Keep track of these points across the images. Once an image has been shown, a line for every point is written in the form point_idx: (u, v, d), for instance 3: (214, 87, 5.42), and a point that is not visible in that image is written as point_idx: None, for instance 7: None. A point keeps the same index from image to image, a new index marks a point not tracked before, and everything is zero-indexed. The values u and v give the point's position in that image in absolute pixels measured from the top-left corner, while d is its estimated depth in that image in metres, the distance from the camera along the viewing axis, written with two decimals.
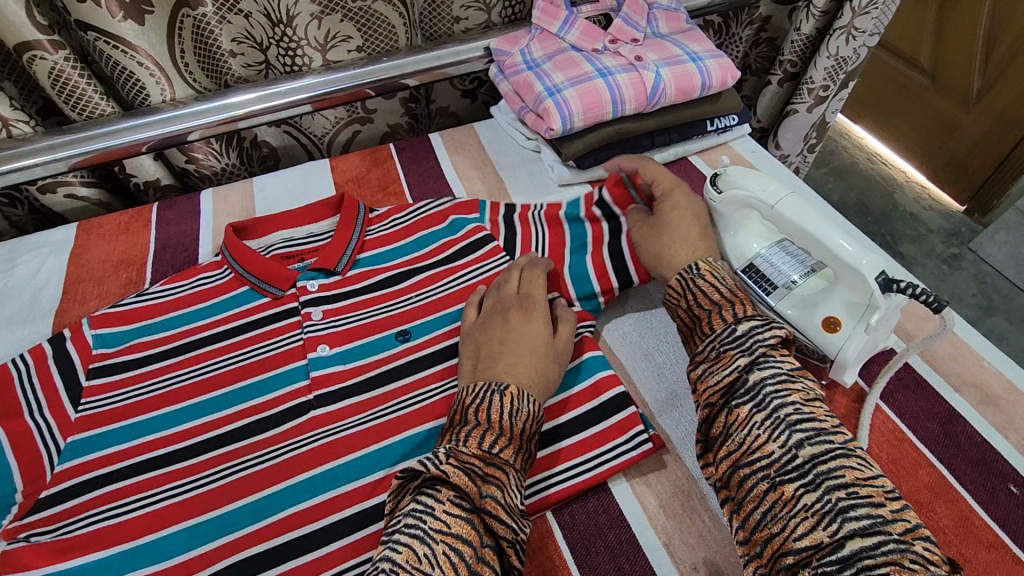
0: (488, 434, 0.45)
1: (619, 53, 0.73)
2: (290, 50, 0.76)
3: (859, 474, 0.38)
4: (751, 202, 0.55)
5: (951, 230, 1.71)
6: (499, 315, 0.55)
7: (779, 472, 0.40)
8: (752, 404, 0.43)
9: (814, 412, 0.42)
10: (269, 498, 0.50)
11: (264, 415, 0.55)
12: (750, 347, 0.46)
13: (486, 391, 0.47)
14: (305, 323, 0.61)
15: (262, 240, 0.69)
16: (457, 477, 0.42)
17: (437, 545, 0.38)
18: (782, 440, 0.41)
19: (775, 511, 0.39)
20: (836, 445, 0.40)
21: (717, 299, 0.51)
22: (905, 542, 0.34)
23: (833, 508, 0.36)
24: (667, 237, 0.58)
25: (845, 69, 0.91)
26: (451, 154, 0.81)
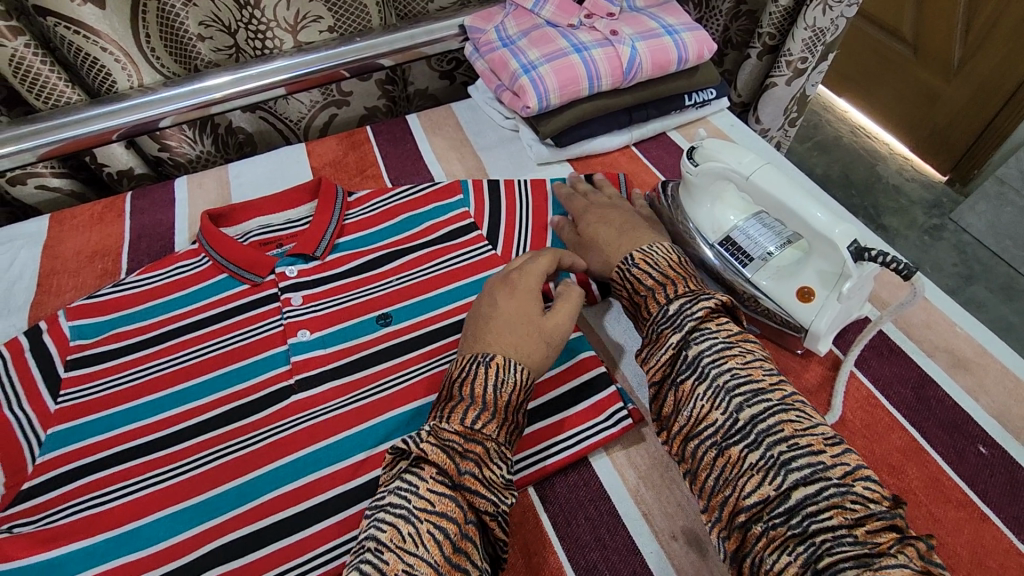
0: (472, 408, 0.44)
1: (594, 28, 0.72)
2: (259, 33, 0.75)
3: (798, 426, 0.39)
4: (729, 172, 0.55)
5: (933, 201, 1.73)
6: (500, 291, 0.54)
7: (725, 437, 0.41)
8: (695, 378, 0.44)
9: (752, 373, 0.43)
10: (255, 482, 0.50)
11: (245, 401, 0.55)
12: (681, 323, 0.47)
13: (472, 364, 0.47)
14: (284, 309, 0.61)
15: (238, 227, 0.68)
16: (435, 454, 0.42)
17: (421, 524, 0.38)
18: (724, 408, 0.42)
19: (726, 475, 0.40)
20: (774, 402, 0.41)
21: (652, 284, 0.52)
22: (844, 485, 0.36)
23: (777, 462, 0.38)
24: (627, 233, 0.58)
25: (823, 40, 0.90)
26: (429, 135, 0.81)
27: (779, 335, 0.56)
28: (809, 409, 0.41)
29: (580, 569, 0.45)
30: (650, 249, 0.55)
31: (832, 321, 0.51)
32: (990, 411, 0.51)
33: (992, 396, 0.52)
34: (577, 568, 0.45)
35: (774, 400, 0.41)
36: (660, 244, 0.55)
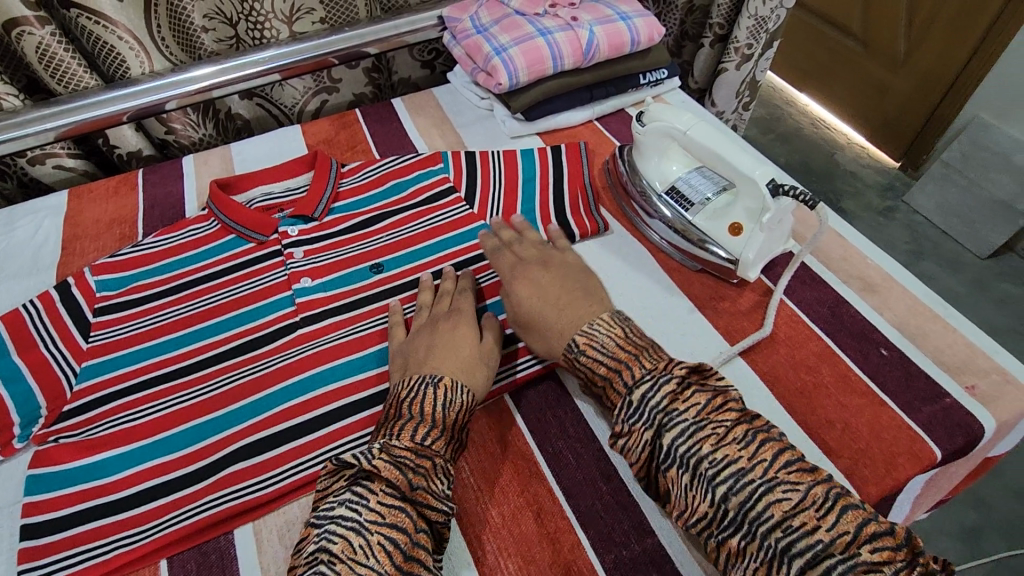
0: (422, 427, 0.48)
1: (557, 15, 0.81)
2: (258, 24, 0.83)
3: (787, 505, 0.40)
4: (670, 130, 0.64)
5: (887, 185, 1.87)
6: (429, 328, 0.58)
7: (719, 527, 0.42)
8: (676, 468, 0.44)
9: (730, 452, 0.43)
10: (267, 399, 0.57)
11: (256, 335, 0.63)
12: (647, 414, 0.46)
13: (420, 385, 0.50)
14: (288, 261, 0.69)
15: (244, 195, 0.77)
16: (389, 471, 0.44)
17: (371, 536, 0.41)
18: (710, 499, 0.42)
19: (732, 564, 0.42)
20: (758, 482, 0.41)
21: (605, 372, 0.51)
22: (850, 559, 0.37)
23: (777, 552, 0.39)
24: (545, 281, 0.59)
25: (766, 28, 1.01)
26: (413, 115, 0.89)
27: (713, 268, 0.65)
28: (793, 476, 0.41)
29: (548, 454, 0.53)
30: (592, 328, 0.53)
31: (758, 247, 0.60)
32: (892, 323, 0.61)
33: (894, 311, 0.61)
34: (545, 454, 0.53)
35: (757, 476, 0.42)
36: (601, 318, 0.54)
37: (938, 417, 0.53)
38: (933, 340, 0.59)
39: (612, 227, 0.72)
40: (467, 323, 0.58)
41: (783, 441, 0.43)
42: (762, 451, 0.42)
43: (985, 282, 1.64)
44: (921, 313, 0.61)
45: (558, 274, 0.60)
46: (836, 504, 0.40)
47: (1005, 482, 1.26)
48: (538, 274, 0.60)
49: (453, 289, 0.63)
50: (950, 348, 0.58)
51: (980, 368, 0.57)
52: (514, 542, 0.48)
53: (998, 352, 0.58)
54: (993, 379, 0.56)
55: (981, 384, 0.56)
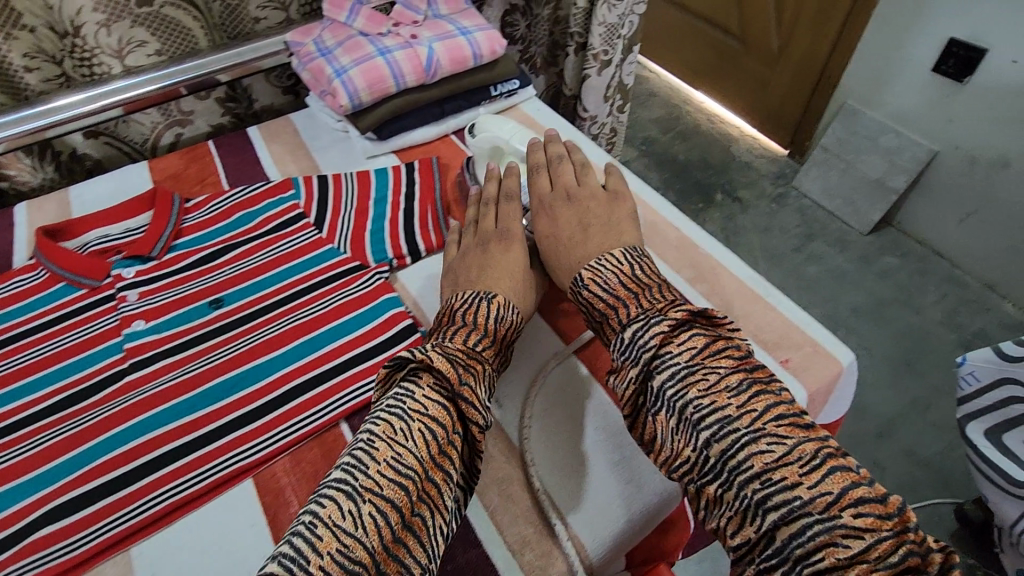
0: (473, 333, 0.53)
1: (399, 34, 0.82)
2: (85, 60, 0.79)
3: (768, 458, 0.40)
4: (495, 139, 0.75)
5: (778, 172, 1.98)
6: (480, 246, 0.63)
7: (699, 474, 0.43)
8: (665, 410, 0.46)
9: (717, 400, 0.44)
10: (86, 452, 0.53)
11: (79, 387, 0.59)
12: (637, 354, 0.48)
13: (474, 299, 0.55)
14: (120, 305, 0.65)
15: (77, 240, 0.72)
16: (441, 362, 0.48)
17: (414, 422, 0.44)
18: (693, 443, 0.44)
19: (710, 509, 0.43)
20: (744, 431, 0.42)
21: (604, 308, 0.53)
22: (829, 519, 0.38)
23: (753, 504, 0.40)
24: (578, 220, 0.63)
25: (617, 34, 1.06)
26: (268, 143, 0.88)
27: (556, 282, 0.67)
28: (782, 429, 0.41)
29: None
30: (599, 264, 0.56)
31: None
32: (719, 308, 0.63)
33: (720, 296, 0.64)
34: None
35: (744, 424, 0.42)
36: (609, 255, 0.56)
37: None
38: (755, 319, 0.62)
39: None
40: (516, 247, 0.62)
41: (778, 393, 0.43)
42: (752, 402, 0.42)
43: (870, 256, 1.72)
44: (745, 294, 0.64)
45: (581, 211, 0.64)
46: (824, 463, 0.40)
47: (897, 442, 1.33)
48: (561, 210, 0.64)
49: (495, 199, 0.68)
50: (769, 325, 0.62)
51: (795, 342, 0.60)
52: None
53: (811, 325, 0.62)
54: (805, 351, 0.60)
55: (794, 357, 0.59)
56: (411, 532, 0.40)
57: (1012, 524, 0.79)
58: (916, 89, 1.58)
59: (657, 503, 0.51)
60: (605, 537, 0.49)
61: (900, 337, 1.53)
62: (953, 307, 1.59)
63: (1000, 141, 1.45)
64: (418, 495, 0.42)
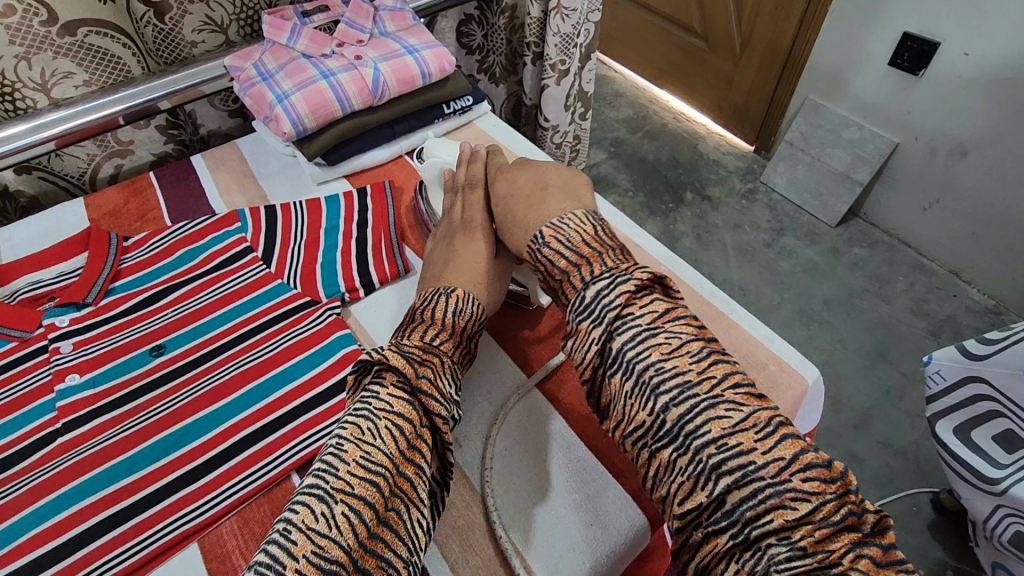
0: (432, 329, 0.52)
1: (342, 55, 0.79)
2: (6, 95, 0.74)
3: (725, 424, 0.39)
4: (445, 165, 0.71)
5: (746, 168, 1.99)
6: (447, 241, 0.63)
7: (653, 438, 0.42)
8: (621, 373, 0.44)
9: (679, 364, 0.42)
10: (13, 526, 0.50)
11: (7, 453, 0.55)
12: (600, 315, 0.46)
13: (435, 296, 0.55)
14: (53, 358, 0.61)
15: (7, 287, 0.68)
16: (396, 360, 0.47)
17: (380, 420, 0.43)
18: (650, 407, 0.42)
19: (660, 476, 0.42)
20: (702, 397, 0.41)
21: (565, 266, 0.51)
22: (780, 483, 0.37)
23: (707, 469, 0.39)
24: (529, 197, 0.60)
25: (573, 43, 1.04)
26: (213, 172, 0.84)
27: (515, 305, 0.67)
28: (739, 396, 0.41)
29: None
30: (561, 223, 0.54)
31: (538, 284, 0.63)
32: None
33: None
34: None
35: (703, 391, 0.41)
36: (572, 214, 0.54)
37: None
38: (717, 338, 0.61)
39: (413, 269, 0.72)
40: (477, 241, 0.62)
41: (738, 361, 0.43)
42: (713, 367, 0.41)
43: (839, 249, 1.73)
44: (709, 312, 0.63)
45: (536, 172, 0.63)
46: (777, 431, 0.39)
47: (874, 434, 1.34)
48: (517, 172, 0.64)
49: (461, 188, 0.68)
50: (732, 343, 0.61)
51: (760, 361, 0.59)
52: None
53: (775, 341, 0.61)
54: (770, 369, 0.58)
55: (760, 377, 0.58)
56: (387, 527, 0.39)
57: (986, 520, 0.79)
58: (875, 82, 1.59)
59: (625, 543, 0.49)
60: None
61: (871, 327, 1.54)
62: (921, 295, 1.61)
63: (958, 130, 1.46)
64: (391, 490, 0.41)
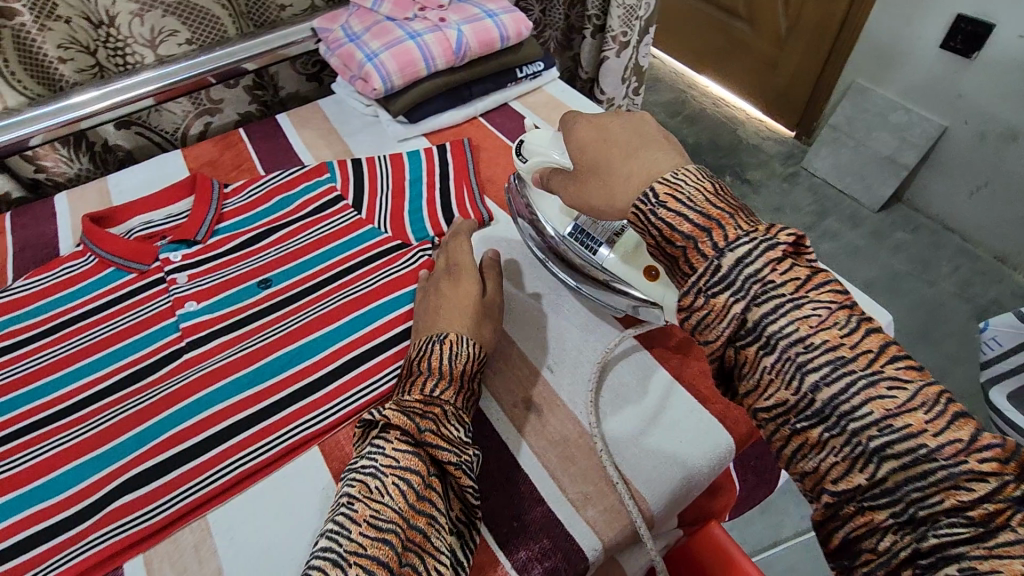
0: (432, 380, 0.50)
1: (426, 18, 0.83)
2: (119, 49, 0.80)
3: (888, 404, 0.36)
4: (555, 163, 0.60)
5: (787, 153, 1.99)
6: (433, 288, 0.60)
7: (796, 417, 0.39)
8: (760, 346, 0.40)
9: (828, 338, 0.39)
10: (157, 425, 0.56)
11: (140, 366, 0.61)
12: (742, 287, 0.41)
13: (428, 344, 0.53)
14: (172, 287, 0.67)
15: (121, 226, 0.74)
16: (396, 417, 0.46)
17: (386, 478, 0.43)
18: (794, 386, 0.39)
19: (804, 451, 0.39)
20: (859, 373, 0.38)
21: (689, 231, 0.44)
22: (955, 465, 0.34)
23: (866, 450, 0.36)
24: (622, 151, 0.51)
25: (636, 15, 1.07)
26: (299, 128, 0.89)
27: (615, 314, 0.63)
28: (900, 372, 0.37)
29: None
30: (676, 178, 0.46)
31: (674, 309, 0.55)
32: None
33: None
34: None
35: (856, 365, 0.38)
36: (686, 170, 0.46)
37: None
38: None
39: (497, 218, 0.76)
40: (465, 281, 0.59)
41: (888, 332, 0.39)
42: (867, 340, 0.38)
43: (882, 233, 1.73)
44: None
45: (634, 124, 0.53)
46: (948, 410, 0.36)
47: None
48: (610, 124, 0.54)
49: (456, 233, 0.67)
50: None
51: None
52: None
53: None
54: None
55: None
56: None
57: None
58: (924, 66, 1.59)
59: (709, 465, 0.53)
60: (662, 494, 0.51)
61: (913, 310, 1.55)
62: (966, 278, 1.62)
63: (1010, 113, 1.46)
64: (404, 545, 0.40)
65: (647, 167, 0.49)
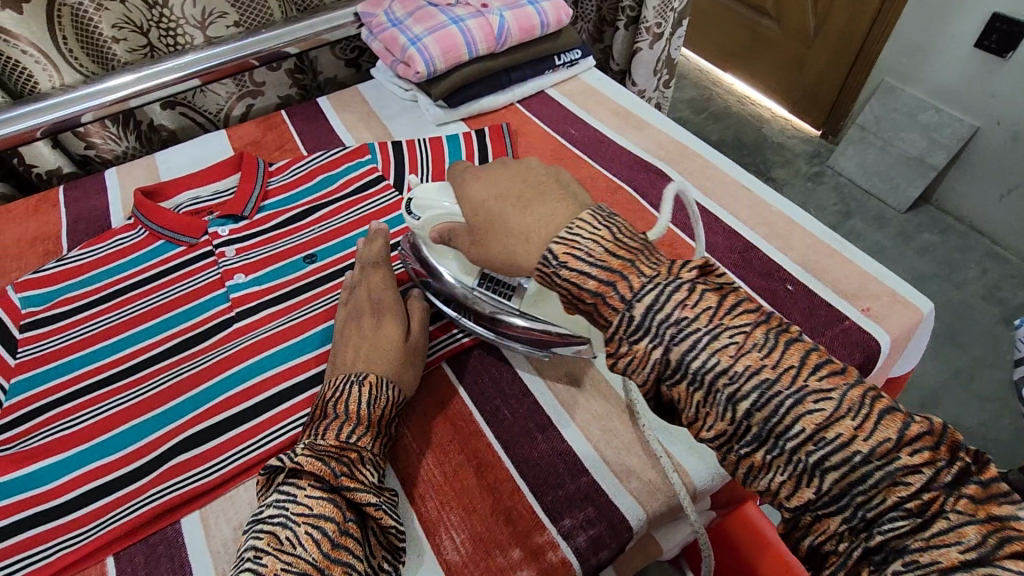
0: (347, 425, 0.47)
1: (467, 4, 0.84)
2: (170, 30, 0.83)
3: (820, 419, 0.35)
4: (450, 216, 0.54)
5: (813, 152, 1.98)
6: (352, 323, 0.56)
7: (738, 443, 0.38)
8: (691, 383, 0.38)
9: (752, 362, 0.37)
10: (210, 389, 0.58)
11: (191, 334, 0.63)
12: (659, 332, 0.39)
13: (345, 385, 0.50)
14: (220, 260, 0.69)
15: (170, 201, 0.76)
16: (311, 463, 0.43)
17: (298, 526, 0.40)
18: (729, 416, 0.37)
19: (753, 474, 0.38)
20: (786, 393, 0.36)
21: (595, 287, 0.42)
22: (889, 463, 0.34)
23: (809, 466, 0.35)
24: (511, 202, 0.48)
25: (671, 7, 1.07)
26: (339, 111, 0.90)
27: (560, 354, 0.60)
28: (824, 382, 0.36)
29: (485, 411, 0.56)
30: (573, 233, 0.44)
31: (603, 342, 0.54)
32: (795, 260, 0.66)
33: (796, 250, 0.67)
34: (482, 412, 0.56)
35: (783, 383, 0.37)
36: (582, 219, 0.44)
37: (838, 338, 0.59)
38: (832, 273, 0.65)
39: None
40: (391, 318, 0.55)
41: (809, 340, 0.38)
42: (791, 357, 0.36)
43: (908, 234, 1.72)
44: (821, 250, 0.67)
45: (530, 173, 0.51)
46: (874, 410, 0.35)
47: (941, 414, 1.34)
48: (505, 175, 0.51)
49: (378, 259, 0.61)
50: (846, 277, 0.65)
51: (874, 292, 0.63)
52: (456, 494, 0.50)
53: (888, 277, 0.65)
54: (884, 300, 0.62)
55: (874, 305, 0.62)
56: None
57: None
58: (956, 66, 1.58)
59: None
60: (709, 466, 0.52)
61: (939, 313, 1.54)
62: (995, 283, 1.59)
63: None
64: None
65: (544, 216, 0.46)
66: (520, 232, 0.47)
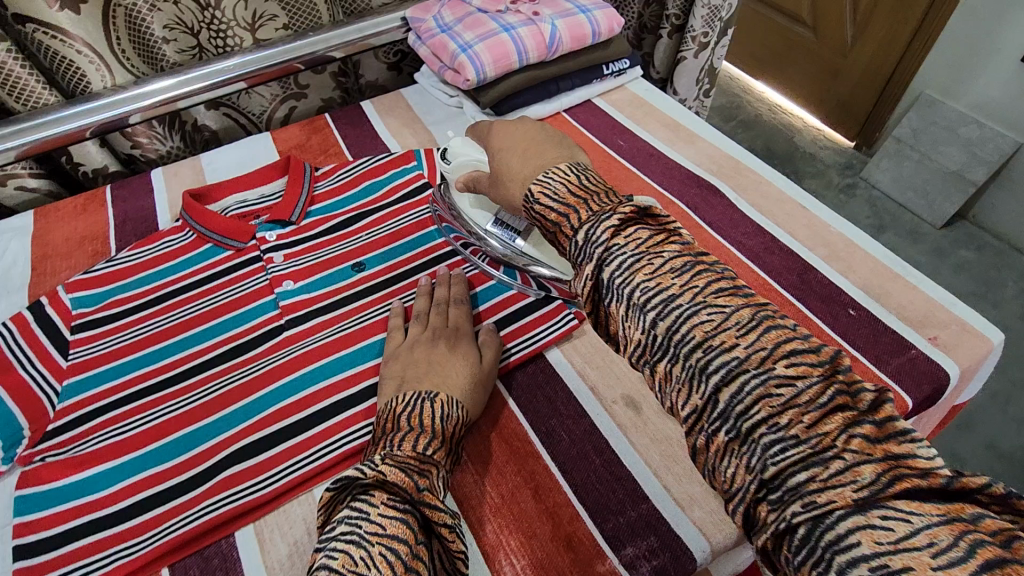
0: (422, 437, 0.47)
1: (519, 11, 0.83)
2: (220, 32, 0.82)
3: (707, 327, 0.36)
4: (477, 164, 0.62)
5: (845, 163, 1.94)
6: (428, 342, 0.57)
7: (651, 353, 0.38)
8: (613, 301, 0.40)
9: (662, 281, 0.39)
10: (262, 399, 0.57)
11: (241, 340, 0.62)
12: (591, 253, 0.41)
13: (417, 400, 0.49)
14: (269, 266, 0.68)
15: (218, 204, 0.75)
16: (394, 474, 0.43)
17: (373, 547, 0.38)
18: (642, 325, 0.38)
19: (660, 390, 0.38)
20: (686, 306, 0.37)
21: (555, 218, 0.45)
22: (763, 371, 0.34)
23: (696, 370, 0.36)
24: (515, 154, 0.53)
25: (719, 16, 1.06)
26: (384, 116, 0.90)
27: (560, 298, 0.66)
28: (720, 298, 0.37)
29: (541, 432, 0.55)
30: (546, 177, 0.47)
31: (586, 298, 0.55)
32: (856, 283, 0.65)
33: (858, 273, 0.66)
34: (538, 433, 0.55)
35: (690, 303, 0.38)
36: (556, 167, 0.47)
37: (905, 367, 0.57)
38: (896, 298, 0.63)
39: None
40: (463, 352, 0.56)
41: (720, 271, 0.39)
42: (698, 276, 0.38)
43: (944, 250, 1.68)
44: (884, 273, 0.65)
45: (532, 130, 0.55)
46: (760, 323, 0.36)
47: (978, 436, 1.31)
48: (513, 131, 0.56)
49: (447, 300, 0.63)
50: (912, 304, 0.63)
51: (941, 320, 0.61)
52: (516, 519, 0.49)
53: (956, 305, 0.63)
54: (953, 329, 0.60)
55: (942, 334, 0.60)
56: None
57: None
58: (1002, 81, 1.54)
59: None
60: None
61: None
62: None
63: None
64: None
65: (533, 166, 0.50)
66: (515, 177, 0.51)
